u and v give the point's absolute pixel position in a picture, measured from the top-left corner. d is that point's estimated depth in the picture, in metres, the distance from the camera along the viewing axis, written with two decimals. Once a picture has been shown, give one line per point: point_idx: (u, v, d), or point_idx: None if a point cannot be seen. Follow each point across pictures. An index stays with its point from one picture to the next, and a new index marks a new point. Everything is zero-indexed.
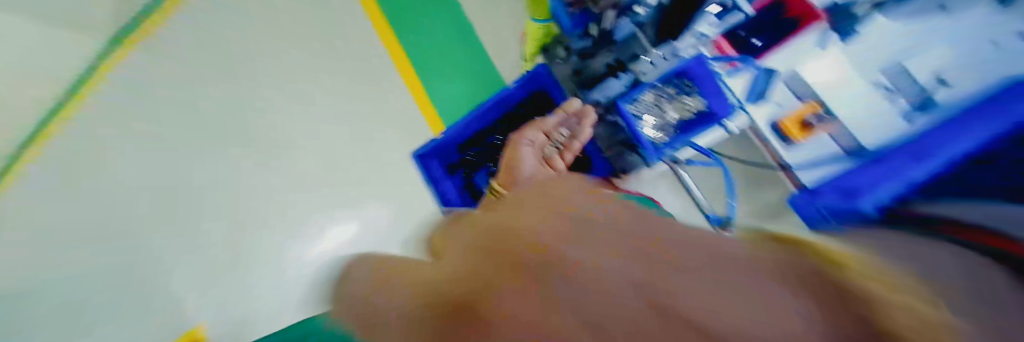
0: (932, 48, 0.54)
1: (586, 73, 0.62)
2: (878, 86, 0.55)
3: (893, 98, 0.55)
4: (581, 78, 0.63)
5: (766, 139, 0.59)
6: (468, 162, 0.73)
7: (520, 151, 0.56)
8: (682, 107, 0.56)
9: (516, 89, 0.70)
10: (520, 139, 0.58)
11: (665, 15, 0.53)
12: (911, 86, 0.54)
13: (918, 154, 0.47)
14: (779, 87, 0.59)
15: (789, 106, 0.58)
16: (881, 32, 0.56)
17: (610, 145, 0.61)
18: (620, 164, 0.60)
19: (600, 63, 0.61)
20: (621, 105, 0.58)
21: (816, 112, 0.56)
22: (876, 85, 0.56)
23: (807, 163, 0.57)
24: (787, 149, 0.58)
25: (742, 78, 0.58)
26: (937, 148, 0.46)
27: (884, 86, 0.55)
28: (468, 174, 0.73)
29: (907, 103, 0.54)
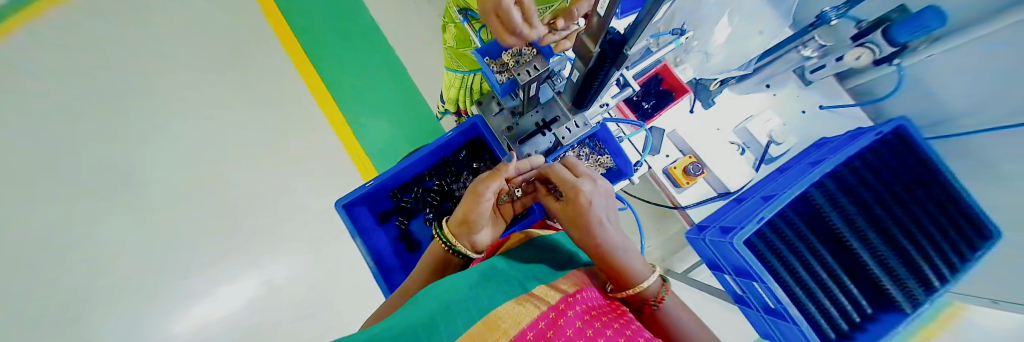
0: (772, 114, 0.74)
1: (517, 130, 0.58)
2: (734, 144, 0.75)
3: (745, 153, 0.74)
4: (513, 134, 0.58)
5: (663, 182, 0.75)
6: (402, 210, 0.74)
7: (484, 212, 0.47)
8: (597, 162, 0.65)
9: (452, 137, 0.70)
10: (485, 192, 0.46)
11: (576, 87, 0.43)
12: (756, 145, 0.74)
13: (768, 196, 0.59)
14: (667, 142, 0.77)
15: (676, 159, 0.75)
16: (736, 98, 0.77)
17: None
18: None
19: (530, 121, 0.57)
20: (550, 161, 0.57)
21: (694, 163, 0.72)
22: (734, 144, 0.75)
23: (694, 202, 0.74)
24: (677, 190, 0.74)
25: (641, 135, 0.74)
26: (782, 187, 0.57)
27: (738, 145, 0.75)
28: (402, 222, 0.73)
29: (755, 156, 0.74)
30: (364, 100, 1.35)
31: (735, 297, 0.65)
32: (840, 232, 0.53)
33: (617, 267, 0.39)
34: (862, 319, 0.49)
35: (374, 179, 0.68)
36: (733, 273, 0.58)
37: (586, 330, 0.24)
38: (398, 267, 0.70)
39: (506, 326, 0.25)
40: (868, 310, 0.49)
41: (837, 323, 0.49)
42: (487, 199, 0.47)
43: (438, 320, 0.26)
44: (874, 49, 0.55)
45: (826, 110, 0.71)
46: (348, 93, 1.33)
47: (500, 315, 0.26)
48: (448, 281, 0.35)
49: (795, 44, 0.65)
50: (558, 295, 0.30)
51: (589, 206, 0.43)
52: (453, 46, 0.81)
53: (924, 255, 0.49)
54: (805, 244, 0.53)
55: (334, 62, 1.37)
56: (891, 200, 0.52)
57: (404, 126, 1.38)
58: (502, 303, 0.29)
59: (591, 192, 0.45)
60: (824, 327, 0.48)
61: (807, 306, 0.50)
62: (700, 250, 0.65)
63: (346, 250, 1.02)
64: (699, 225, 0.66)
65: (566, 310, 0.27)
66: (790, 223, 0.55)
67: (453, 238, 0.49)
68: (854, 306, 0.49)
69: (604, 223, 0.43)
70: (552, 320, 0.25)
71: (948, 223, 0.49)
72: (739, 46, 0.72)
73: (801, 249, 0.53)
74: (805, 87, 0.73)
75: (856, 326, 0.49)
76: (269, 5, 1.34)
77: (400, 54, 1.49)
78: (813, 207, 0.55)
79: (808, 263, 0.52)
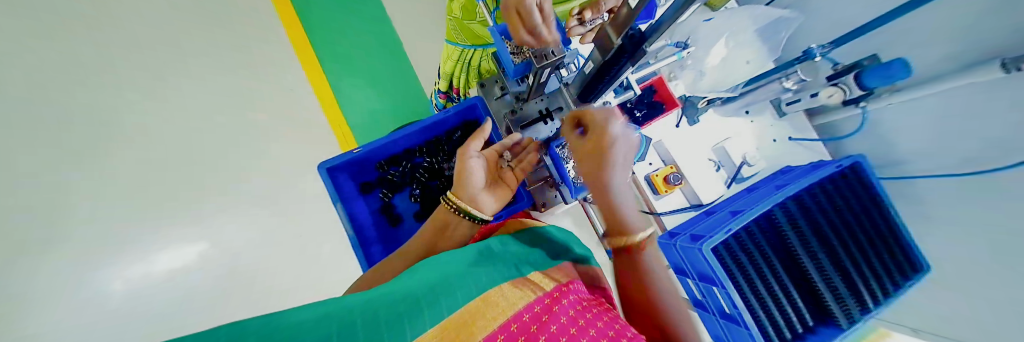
0: (748, 139, 0.80)
1: (521, 115, 0.59)
2: (711, 161, 0.80)
3: (720, 171, 0.80)
4: (516, 119, 0.60)
5: (643, 188, 0.79)
6: (387, 183, 0.73)
7: (469, 169, 0.50)
8: None
9: (447, 115, 0.69)
10: (468, 152, 0.51)
11: (587, 81, 0.46)
12: (730, 164, 0.80)
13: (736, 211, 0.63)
14: (651, 151, 0.81)
15: (658, 168, 0.80)
16: (723, 118, 0.81)
17: (535, 180, 0.65)
18: (542, 197, 0.66)
19: (533, 108, 0.59)
20: (550, 148, 0.58)
21: (674, 173, 0.76)
22: (711, 161, 0.80)
23: (669, 209, 0.79)
24: (655, 197, 0.79)
25: (629, 140, 0.77)
26: (750, 205, 0.62)
27: (714, 162, 0.81)
28: (385, 195, 0.72)
29: (727, 174, 0.80)
30: (354, 77, 1.38)
31: (695, 300, 0.71)
32: (796, 252, 0.58)
33: (619, 217, 0.44)
34: (804, 330, 0.55)
35: (361, 148, 0.66)
36: (698, 280, 0.62)
37: (579, 320, 0.24)
38: (376, 240, 0.69)
39: (503, 306, 0.25)
40: (810, 322, 0.55)
41: (784, 331, 0.54)
42: (473, 159, 0.51)
43: (437, 290, 0.26)
44: (845, 89, 0.62)
45: (795, 141, 0.78)
46: (340, 69, 1.37)
47: (497, 293, 0.26)
48: (442, 257, 0.35)
49: (779, 76, 0.71)
50: (552, 283, 0.30)
51: (613, 141, 0.44)
52: (457, 17, 0.76)
53: (864, 281, 0.55)
54: (763, 257, 0.59)
55: (328, 36, 1.39)
56: (843, 229, 0.58)
57: (392, 104, 1.41)
58: (498, 283, 0.28)
59: (618, 134, 0.44)
60: (772, 334, 0.54)
61: (762, 315, 0.55)
62: (671, 256, 0.70)
63: (317, 220, 1.02)
64: (671, 232, 0.70)
65: (562, 298, 0.26)
66: (753, 238, 0.60)
67: (458, 201, 0.50)
68: (799, 318, 0.55)
69: (619, 164, 0.44)
70: (547, 306, 0.25)
71: (885, 254, 0.56)
72: (726, 72, 0.77)
73: (760, 263, 0.58)
74: (780, 118, 0.79)
75: (799, 335, 0.55)
76: None
77: (395, 25, 1.47)
78: (775, 226, 0.60)
79: (765, 275, 0.57)
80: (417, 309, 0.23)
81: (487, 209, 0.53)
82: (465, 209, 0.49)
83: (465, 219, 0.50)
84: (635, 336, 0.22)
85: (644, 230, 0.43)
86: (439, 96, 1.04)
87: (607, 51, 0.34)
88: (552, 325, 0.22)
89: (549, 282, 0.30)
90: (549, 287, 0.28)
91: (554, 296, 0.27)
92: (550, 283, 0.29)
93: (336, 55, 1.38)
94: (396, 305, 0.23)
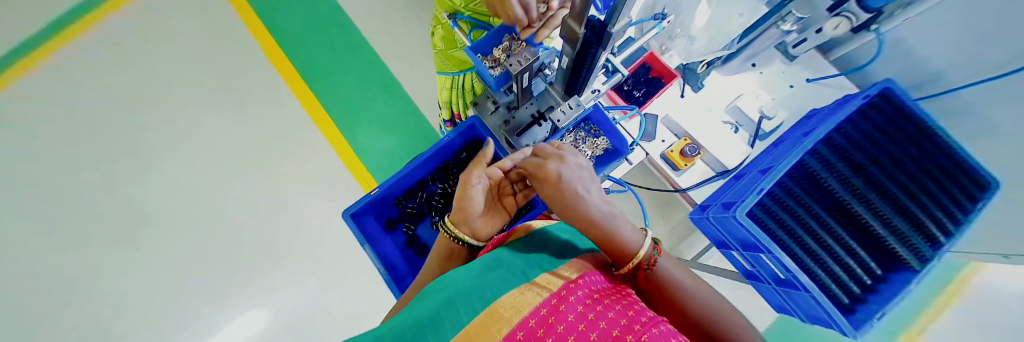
0: (760, 93, 0.76)
1: (515, 123, 0.62)
2: (727, 123, 0.77)
3: (739, 131, 0.76)
4: (511, 128, 0.61)
5: (662, 167, 0.77)
6: (409, 215, 0.75)
7: (473, 196, 0.51)
8: (595, 144, 0.66)
9: (451, 139, 0.71)
10: (472, 178, 0.52)
11: (568, 73, 0.48)
12: (749, 122, 0.75)
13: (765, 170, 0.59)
14: (661, 127, 0.79)
15: (672, 143, 0.77)
16: (724, 75, 0.79)
17: None
18: None
19: (526, 113, 0.62)
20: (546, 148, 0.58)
21: (689, 145, 0.73)
22: (727, 124, 0.77)
23: (696, 183, 0.75)
24: (676, 173, 0.76)
25: (634, 121, 0.76)
26: (777, 160, 0.58)
27: (731, 124, 0.77)
28: (409, 226, 0.75)
29: (748, 133, 0.76)
30: (366, 125, 1.47)
31: (746, 271, 0.66)
32: (841, 198, 0.54)
33: (612, 242, 0.41)
34: (872, 281, 0.50)
35: (377, 187, 0.69)
36: (740, 248, 0.59)
37: (588, 314, 0.23)
38: (407, 272, 0.72)
39: (507, 315, 0.24)
40: (878, 271, 0.49)
41: (848, 286, 0.50)
42: (477, 185, 0.52)
43: (440, 312, 0.26)
44: (851, 17, 0.55)
45: (811, 82, 0.73)
46: (352, 121, 1.47)
47: (502, 303, 0.25)
48: (450, 279, 0.34)
49: (773, 21, 0.64)
50: (560, 282, 0.29)
51: (562, 182, 0.44)
52: (442, 48, 0.83)
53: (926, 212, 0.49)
54: (805, 211, 0.55)
55: (336, 93, 1.50)
56: (890, 164, 0.53)
57: (404, 141, 1.46)
58: (504, 292, 0.28)
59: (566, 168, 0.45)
60: (836, 292, 0.50)
61: (819, 272, 0.51)
62: (706, 231, 0.67)
63: None
64: (701, 205, 0.67)
65: (569, 295, 0.26)
66: (792, 194, 0.56)
67: (455, 227, 0.52)
68: (861, 266, 0.50)
69: (582, 195, 0.44)
70: (554, 306, 0.24)
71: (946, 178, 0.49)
72: (720, 27, 0.74)
73: (803, 217, 0.54)
74: (791, 63, 0.74)
75: (868, 288, 0.50)
76: (281, 56, 1.53)
77: (394, 67, 1.55)
78: (810, 174, 0.57)
79: (814, 230, 0.53)
80: (424, 335, 0.23)
81: (484, 235, 0.56)
82: (460, 236, 0.52)
83: (464, 243, 0.53)
84: (648, 321, 0.22)
85: (640, 239, 0.41)
86: (445, 125, 1.07)
87: (573, 40, 0.36)
88: (559, 325, 0.22)
89: (557, 284, 0.28)
90: (556, 288, 0.27)
91: (563, 297, 0.25)
92: (558, 284, 0.28)
93: (345, 110, 1.48)
94: (402, 336, 0.23)
